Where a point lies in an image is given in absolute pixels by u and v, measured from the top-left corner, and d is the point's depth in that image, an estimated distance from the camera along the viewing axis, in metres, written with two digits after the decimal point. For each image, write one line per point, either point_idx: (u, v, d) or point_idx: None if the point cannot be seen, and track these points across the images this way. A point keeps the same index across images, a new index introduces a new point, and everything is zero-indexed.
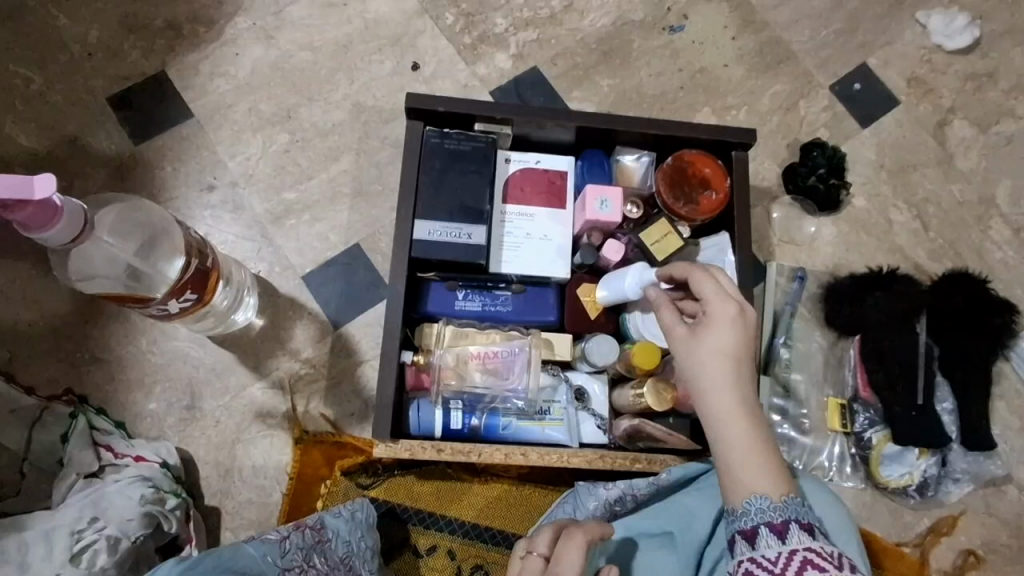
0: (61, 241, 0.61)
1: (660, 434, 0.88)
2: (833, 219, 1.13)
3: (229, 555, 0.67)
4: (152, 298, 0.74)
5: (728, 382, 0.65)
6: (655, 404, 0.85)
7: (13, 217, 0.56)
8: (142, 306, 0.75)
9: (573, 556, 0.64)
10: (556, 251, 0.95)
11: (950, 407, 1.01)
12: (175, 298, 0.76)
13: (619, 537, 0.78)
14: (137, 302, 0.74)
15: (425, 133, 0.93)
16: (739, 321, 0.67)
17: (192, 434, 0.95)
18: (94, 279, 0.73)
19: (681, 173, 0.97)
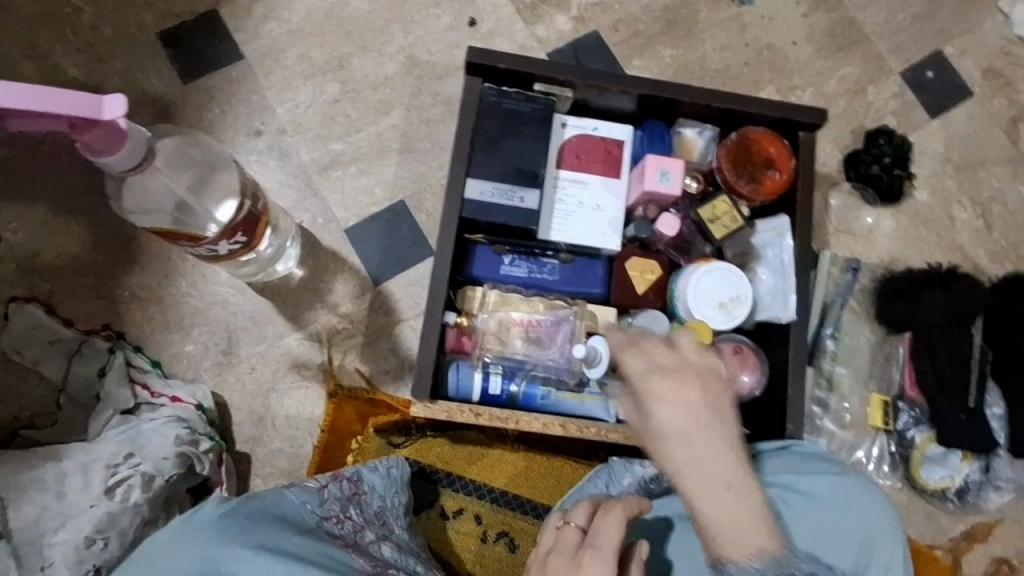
0: (123, 169, 0.60)
1: None
2: (893, 211, 1.08)
3: (271, 501, 0.66)
4: (205, 237, 0.71)
5: (692, 454, 0.60)
6: None
7: (80, 139, 0.56)
8: (192, 245, 0.73)
9: (613, 533, 0.61)
10: (608, 222, 0.93)
11: (1000, 413, 0.98)
12: (227, 239, 0.73)
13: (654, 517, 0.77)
14: (189, 240, 0.72)
15: (483, 91, 0.90)
16: (681, 390, 0.61)
17: (227, 379, 0.95)
18: (148, 214, 0.73)
19: (745, 150, 0.93)
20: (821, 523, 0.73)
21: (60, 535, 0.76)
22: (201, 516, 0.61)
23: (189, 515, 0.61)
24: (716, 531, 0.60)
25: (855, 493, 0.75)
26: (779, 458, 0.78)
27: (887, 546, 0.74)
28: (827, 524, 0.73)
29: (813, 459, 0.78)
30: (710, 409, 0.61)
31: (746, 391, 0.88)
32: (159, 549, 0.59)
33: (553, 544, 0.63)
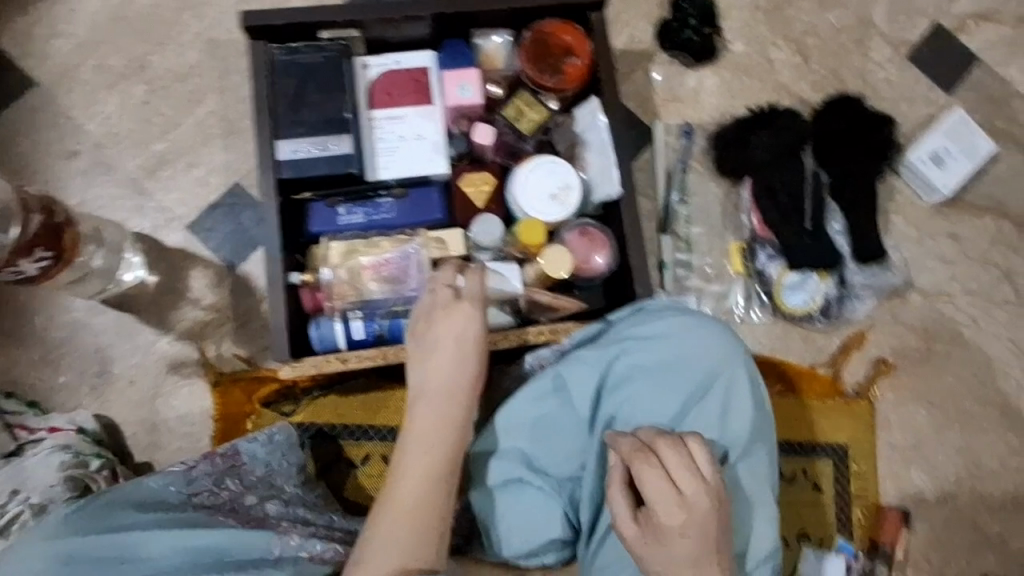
0: None
1: (548, 301, 0.90)
2: (714, 69, 1.12)
3: (130, 490, 0.67)
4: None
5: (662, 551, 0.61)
6: (559, 265, 0.89)
7: None
8: None
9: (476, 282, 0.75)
10: (432, 147, 0.94)
11: (841, 228, 1.03)
12: (26, 257, 0.76)
13: (512, 413, 0.78)
14: None
15: (271, 52, 0.90)
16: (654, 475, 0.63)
17: (109, 398, 0.95)
18: None
19: (542, 44, 0.95)
20: (655, 377, 0.76)
21: None
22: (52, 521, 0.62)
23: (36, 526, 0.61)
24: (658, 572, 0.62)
25: (690, 333, 0.77)
26: (629, 320, 0.80)
27: (733, 378, 0.76)
28: (661, 378, 0.76)
29: (654, 312, 0.79)
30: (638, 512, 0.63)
31: (601, 271, 0.92)
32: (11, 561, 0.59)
33: (432, 299, 0.74)
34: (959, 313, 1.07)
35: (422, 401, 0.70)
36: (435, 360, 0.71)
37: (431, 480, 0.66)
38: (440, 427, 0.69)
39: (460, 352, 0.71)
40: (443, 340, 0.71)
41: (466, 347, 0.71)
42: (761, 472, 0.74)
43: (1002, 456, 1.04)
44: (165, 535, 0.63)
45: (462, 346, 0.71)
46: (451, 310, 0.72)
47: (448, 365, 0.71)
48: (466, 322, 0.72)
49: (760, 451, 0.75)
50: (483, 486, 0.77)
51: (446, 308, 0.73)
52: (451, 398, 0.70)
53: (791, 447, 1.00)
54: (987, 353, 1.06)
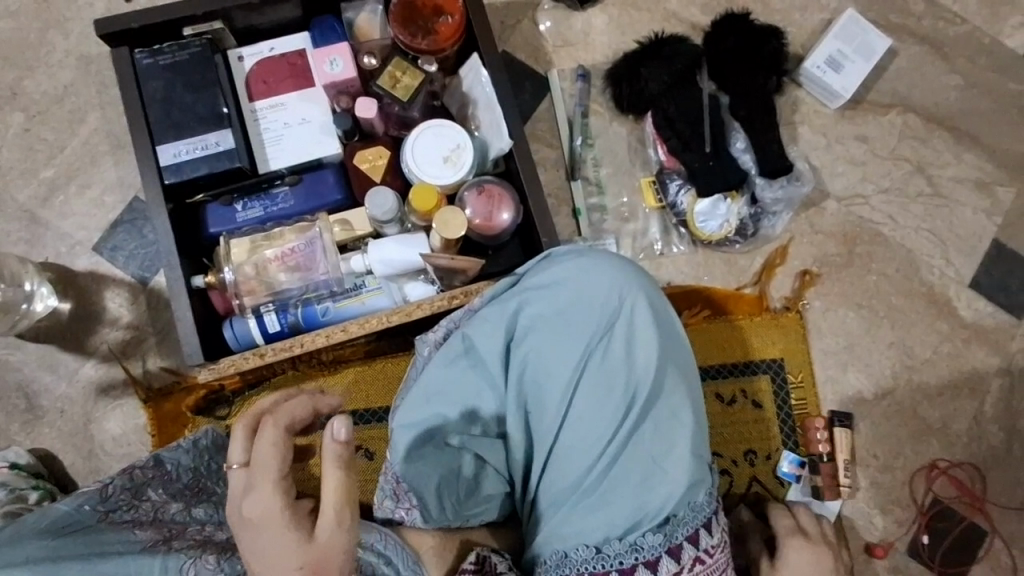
0: None
1: (445, 264, 0.87)
2: (600, 7, 1.10)
3: (38, 517, 0.62)
4: None
5: None
6: (450, 231, 0.86)
7: None
8: None
9: (272, 450, 0.58)
10: (319, 129, 0.94)
11: (745, 146, 1.03)
12: None
13: (427, 381, 0.77)
14: None
15: (135, 57, 0.88)
16: None
17: (41, 432, 0.95)
18: None
19: (412, 7, 0.93)
20: (561, 320, 0.76)
21: None
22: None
23: None
24: None
25: (593, 273, 0.77)
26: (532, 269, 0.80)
27: (639, 311, 0.76)
28: (566, 321, 0.76)
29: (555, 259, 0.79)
30: None
31: (508, 228, 0.91)
32: None
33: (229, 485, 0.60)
34: (876, 213, 1.08)
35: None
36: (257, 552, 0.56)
37: None
38: None
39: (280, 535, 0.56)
40: (258, 544, 0.56)
41: (291, 544, 0.55)
42: (677, 396, 0.75)
43: (934, 344, 1.06)
44: (64, 564, 0.59)
45: (284, 546, 0.55)
46: (255, 501, 0.57)
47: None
48: (282, 503, 0.57)
49: (673, 376, 0.75)
50: (409, 458, 0.74)
51: (250, 498, 0.57)
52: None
53: (728, 368, 1.01)
54: (908, 247, 1.07)
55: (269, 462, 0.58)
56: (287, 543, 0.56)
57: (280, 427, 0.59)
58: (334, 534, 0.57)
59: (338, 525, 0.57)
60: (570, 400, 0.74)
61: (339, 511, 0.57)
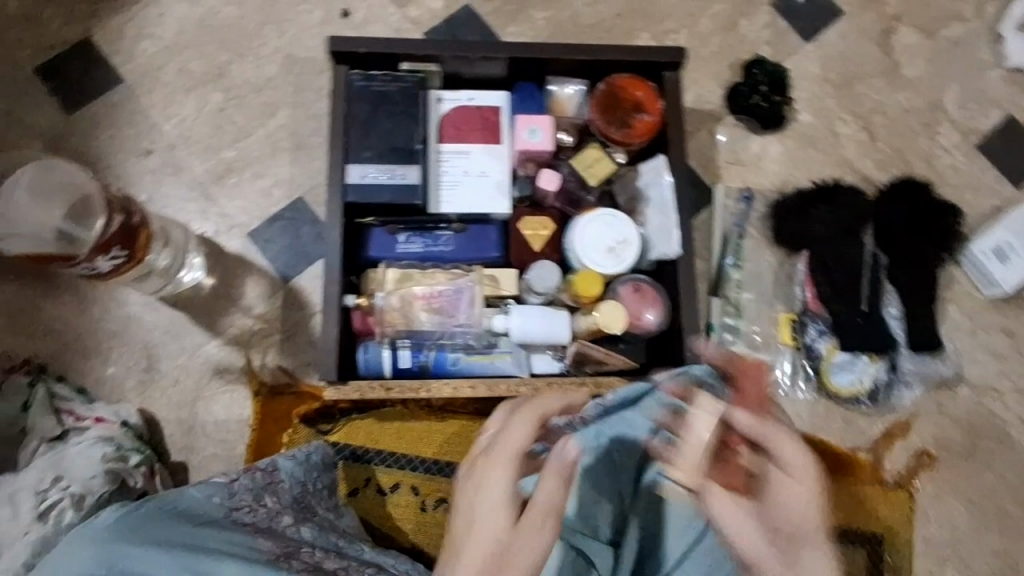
0: None
1: (600, 355, 0.92)
2: (778, 136, 1.12)
3: (173, 499, 0.66)
4: (77, 255, 0.76)
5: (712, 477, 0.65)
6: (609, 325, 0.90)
7: None
8: (70, 264, 0.77)
9: (524, 428, 0.62)
10: (494, 187, 0.96)
11: (897, 312, 1.03)
12: (101, 255, 0.77)
13: None
14: (65, 260, 0.76)
15: (350, 77, 0.92)
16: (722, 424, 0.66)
17: (151, 396, 0.97)
18: (14, 237, 0.77)
19: (613, 98, 0.96)
20: None
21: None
22: (99, 525, 0.61)
23: (82, 528, 0.61)
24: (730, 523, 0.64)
25: None
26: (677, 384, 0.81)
27: None
28: None
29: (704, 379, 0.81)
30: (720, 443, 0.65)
31: (651, 328, 0.92)
32: (59, 556, 0.60)
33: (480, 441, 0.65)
34: (1008, 412, 1.04)
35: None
36: (470, 513, 0.59)
37: None
38: None
39: (494, 508, 0.58)
40: (474, 507, 0.59)
41: (499, 524, 0.57)
42: None
43: None
44: (206, 561, 0.60)
45: (494, 516, 0.58)
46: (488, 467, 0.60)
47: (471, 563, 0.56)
48: (510, 478, 0.59)
49: None
50: None
51: (488, 460, 0.61)
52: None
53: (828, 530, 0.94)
54: None
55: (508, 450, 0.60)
56: (499, 516, 0.58)
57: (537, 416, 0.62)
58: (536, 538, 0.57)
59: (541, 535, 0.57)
60: (702, 532, 0.75)
61: (544, 516, 0.57)
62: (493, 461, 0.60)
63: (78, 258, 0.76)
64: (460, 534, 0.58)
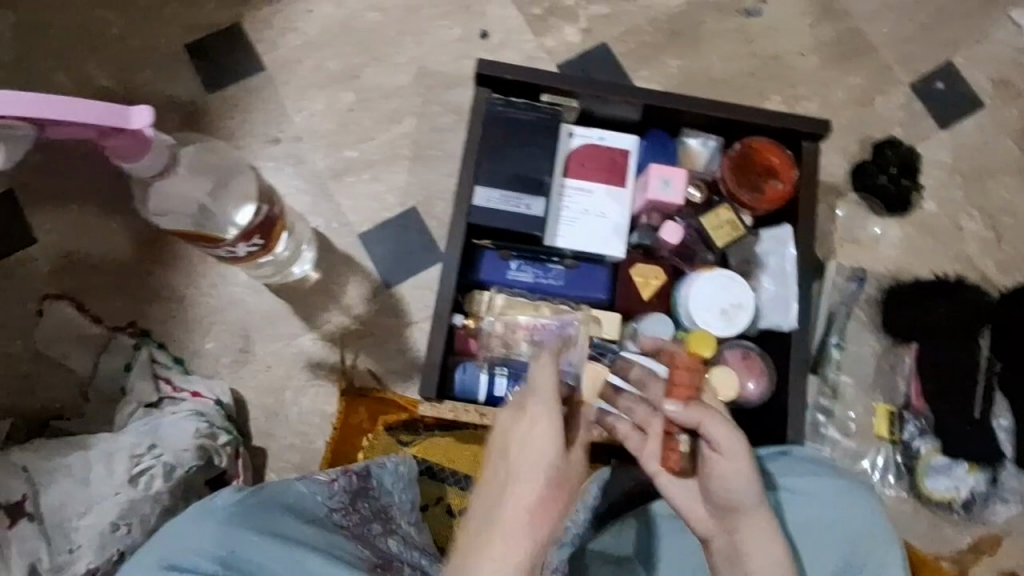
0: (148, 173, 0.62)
1: None
2: (900, 222, 1.09)
3: (280, 491, 0.72)
4: (222, 238, 0.78)
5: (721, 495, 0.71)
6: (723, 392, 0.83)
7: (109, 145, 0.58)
8: (213, 245, 0.80)
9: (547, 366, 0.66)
10: (613, 229, 0.95)
11: (1008, 425, 0.98)
12: (244, 241, 0.80)
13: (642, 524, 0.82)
14: (208, 241, 0.79)
15: (490, 100, 0.93)
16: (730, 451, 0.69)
17: (243, 377, 0.98)
18: (167, 215, 0.79)
19: (748, 160, 0.95)
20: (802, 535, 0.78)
21: (84, 519, 0.80)
22: (218, 503, 0.67)
23: (204, 505, 0.67)
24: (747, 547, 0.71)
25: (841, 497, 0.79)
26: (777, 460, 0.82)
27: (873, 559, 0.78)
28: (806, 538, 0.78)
29: (805, 462, 0.82)
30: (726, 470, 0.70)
31: (752, 397, 0.90)
32: (177, 529, 0.66)
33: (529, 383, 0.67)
34: None
35: (481, 529, 0.61)
36: (516, 442, 0.63)
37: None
38: (490, 528, 0.60)
39: (528, 431, 0.63)
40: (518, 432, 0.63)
41: (536, 449, 0.62)
42: None
43: None
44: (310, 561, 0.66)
45: (529, 436, 0.63)
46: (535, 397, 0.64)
47: (518, 502, 0.61)
48: (548, 406, 0.63)
49: None
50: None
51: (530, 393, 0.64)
52: (516, 535, 0.60)
53: None
54: None
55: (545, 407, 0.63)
56: (530, 442, 0.63)
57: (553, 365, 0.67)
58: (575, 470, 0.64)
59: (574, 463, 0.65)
60: None
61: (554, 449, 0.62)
62: (534, 414, 0.63)
63: (224, 241, 0.79)
64: (501, 467, 0.63)
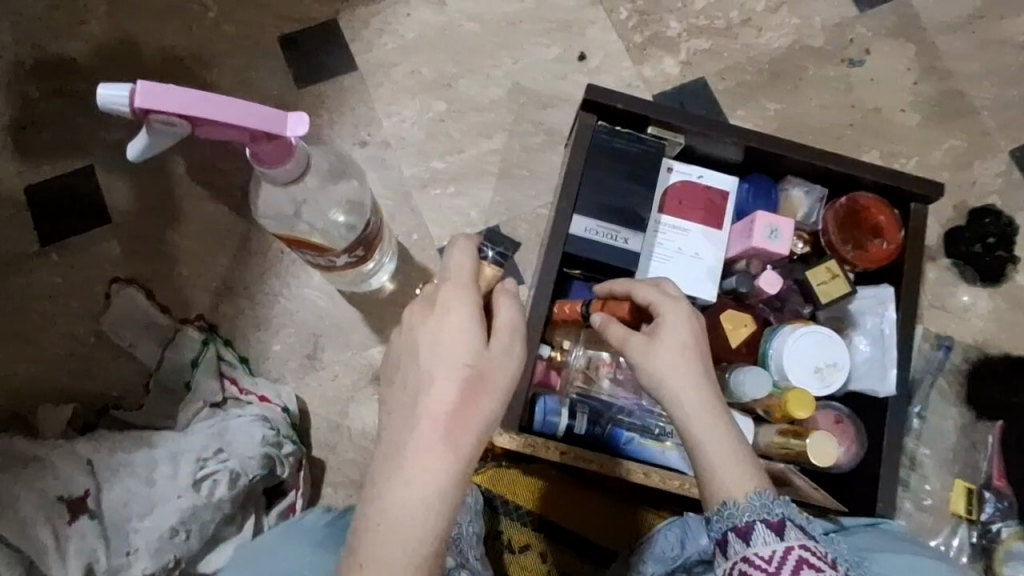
0: (287, 177, 0.66)
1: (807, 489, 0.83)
2: (991, 292, 1.06)
3: None
4: (333, 249, 0.80)
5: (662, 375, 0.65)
6: (818, 459, 0.80)
7: (257, 149, 0.62)
8: (320, 255, 0.81)
9: (465, 260, 0.58)
10: (705, 271, 0.92)
11: None
12: (349, 253, 0.82)
13: None
14: (317, 251, 0.80)
15: (596, 128, 0.90)
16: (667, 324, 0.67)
17: (308, 384, 0.95)
18: (279, 220, 0.79)
19: (853, 217, 0.93)
20: None
21: (145, 522, 0.77)
22: (309, 522, 0.70)
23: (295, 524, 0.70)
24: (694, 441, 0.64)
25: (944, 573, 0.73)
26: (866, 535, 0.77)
27: None
28: None
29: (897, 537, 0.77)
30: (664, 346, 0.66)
31: (842, 464, 0.87)
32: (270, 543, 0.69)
33: (437, 292, 0.58)
34: None
35: (394, 440, 0.55)
36: (418, 345, 0.57)
37: (416, 497, 0.53)
38: (423, 454, 0.54)
39: (445, 339, 0.56)
40: (430, 333, 0.57)
41: (450, 350, 0.56)
42: None
43: None
44: None
45: (438, 339, 0.56)
46: (449, 289, 0.58)
47: (429, 412, 0.55)
48: (467, 304, 0.57)
49: None
50: None
51: (442, 289, 0.58)
52: (430, 436, 0.54)
53: None
54: None
55: (456, 299, 0.57)
56: (457, 345, 0.56)
57: (477, 247, 0.59)
58: (505, 362, 0.57)
59: (512, 353, 0.57)
60: None
61: (510, 339, 0.57)
62: (448, 303, 0.57)
63: (333, 252, 0.80)
64: (407, 374, 0.57)
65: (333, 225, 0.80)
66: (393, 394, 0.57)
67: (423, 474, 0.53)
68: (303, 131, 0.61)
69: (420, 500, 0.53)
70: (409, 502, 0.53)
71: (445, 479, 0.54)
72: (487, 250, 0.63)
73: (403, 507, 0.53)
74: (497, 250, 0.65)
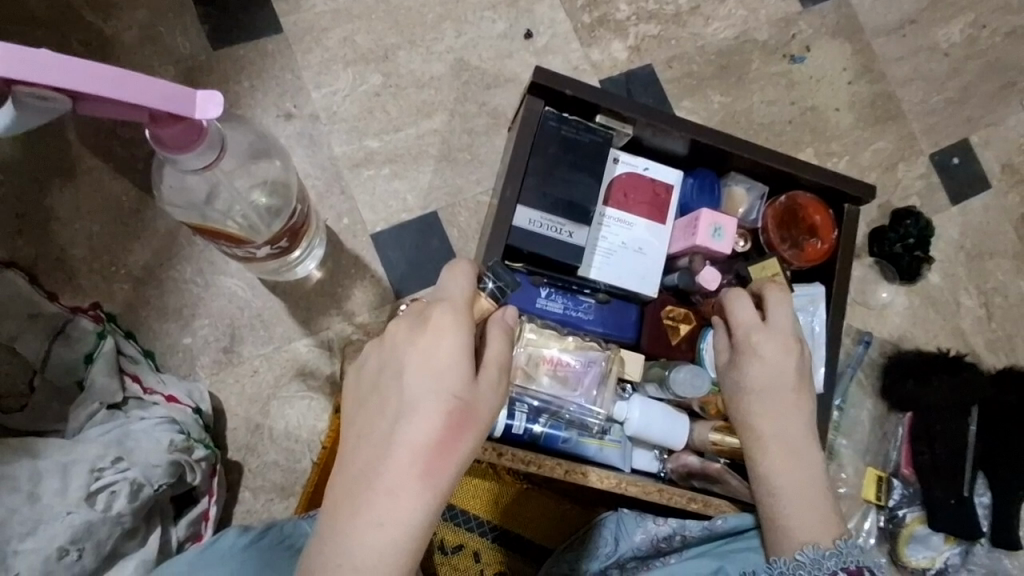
0: (195, 165, 0.59)
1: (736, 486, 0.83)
2: (907, 290, 1.11)
3: (290, 529, 0.69)
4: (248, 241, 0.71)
5: (766, 411, 0.78)
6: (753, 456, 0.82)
7: (160, 132, 0.55)
8: (232, 245, 0.72)
9: (464, 284, 0.57)
10: (648, 267, 0.91)
11: (986, 501, 1.02)
12: (270, 244, 0.74)
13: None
14: (230, 241, 0.70)
15: (544, 114, 0.85)
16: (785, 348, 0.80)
17: (225, 379, 0.87)
18: (188, 208, 0.70)
19: (792, 215, 0.93)
20: None
21: (28, 543, 0.69)
22: (224, 546, 0.65)
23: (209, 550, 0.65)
24: (777, 483, 0.75)
25: None
26: None
27: None
28: None
29: None
30: (765, 381, 0.79)
31: None
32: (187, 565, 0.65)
33: (420, 310, 0.56)
34: None
35: (366, 464, 0.52)
36: (404, 367, 0.54)
37: (386, 531, 0.51)
38: (397, 486, 0.51)
39: (433, 364, 0.53)
40: (415, 356, 0.53)
41: (435, 376, 0.53)
42: None
43: None
44: None
45: (421, 364, 0.53)
46: (443, 308, 0.55)
47: (408, 440, 0.52)
48: (456, 330, 0.54)
49: None
50: None
51: (432, 309, 0.55)
52: (410, 466, 0.51)
53: None
54: None
55: (450, 327, 0.54)
56: (442, 372, 0.53)
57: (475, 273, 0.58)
58: (492, 396, 0.54)
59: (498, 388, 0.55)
60: None
61: (499, 375, 0.55)
62: (437, 326, 0.54)
63: (252, 243, 0.72)
64: (388, 395, 0.54)
65: (252, 209, 0.72)
66: (370, 413, 0.54)
67: (395, 507, 0.51)
68: (214, 113, 0.55)
69: (387, 535, 0.51)
70: (379, 534, 0.51)
71: (418, 514, 0.51)
72: (487, 281, 0.63)
73: (368, 538, 0.50)
74: (498, 282, 0.64)
